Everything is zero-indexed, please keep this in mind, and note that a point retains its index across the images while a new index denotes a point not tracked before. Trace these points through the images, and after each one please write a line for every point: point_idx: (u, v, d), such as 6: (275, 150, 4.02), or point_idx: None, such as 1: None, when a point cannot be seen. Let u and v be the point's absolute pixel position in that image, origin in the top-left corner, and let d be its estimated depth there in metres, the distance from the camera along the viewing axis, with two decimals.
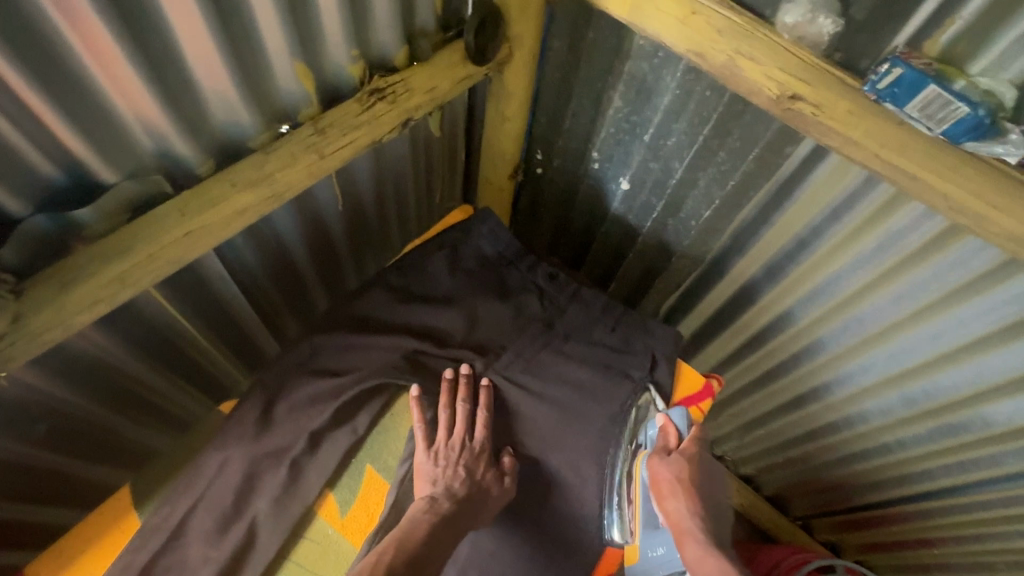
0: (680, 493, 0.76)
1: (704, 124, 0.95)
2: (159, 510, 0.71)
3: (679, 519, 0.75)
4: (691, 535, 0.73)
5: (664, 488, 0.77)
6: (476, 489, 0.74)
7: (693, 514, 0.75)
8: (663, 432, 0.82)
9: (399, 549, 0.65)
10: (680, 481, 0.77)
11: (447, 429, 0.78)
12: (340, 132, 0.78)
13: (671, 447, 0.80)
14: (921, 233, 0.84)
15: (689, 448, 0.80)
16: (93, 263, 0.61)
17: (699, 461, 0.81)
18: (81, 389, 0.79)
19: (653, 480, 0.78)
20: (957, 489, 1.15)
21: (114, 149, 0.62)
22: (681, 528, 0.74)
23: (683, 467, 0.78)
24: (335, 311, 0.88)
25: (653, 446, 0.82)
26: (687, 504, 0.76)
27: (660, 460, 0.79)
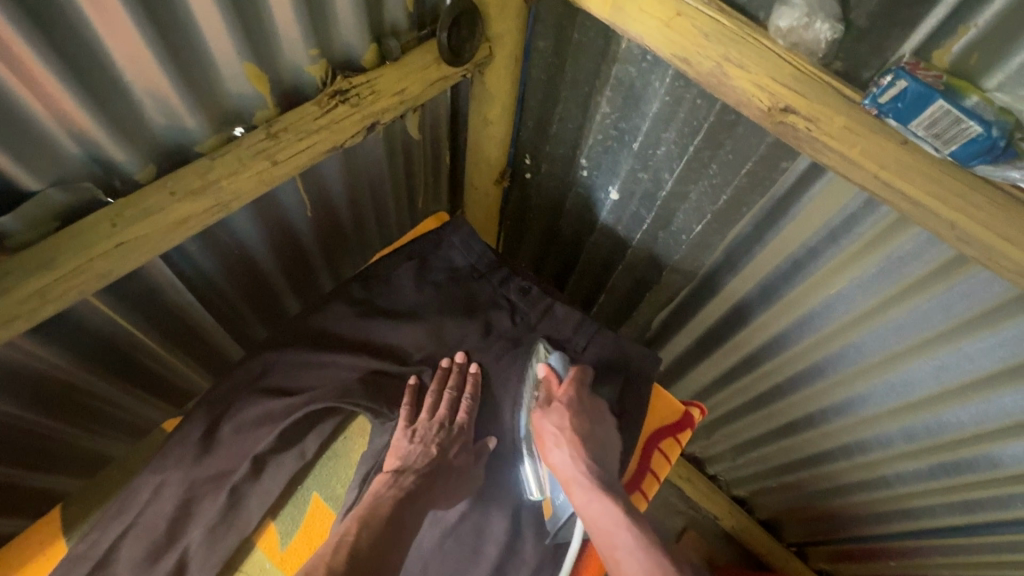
0: (562, 445, 0.75)
1: (695, 134, 0.88)
2: (87, 536, 0.67)
3: (563, 468, 0.74)
4: (575, 481, 0.73)
5: (546, 440, 0.77)
6: (446, 471, 0.74)
7: (577, 458, 0.74)
8: (544, 381, 0.80)
9: (363, 528, 0.65)
10: (559, 430, 0.76)
11: (429, 411, 0.78)
12: (295, 136, 0.73)
13: (552, 397, 0.79)
14: (924, 262, 0.77)
15: (568, 394, 0.78)
16: (11, 277, 0.57)
17: (582, 403, 0.78)
18: (21, 399, 0.76)
19: (538, 435, 0.78)
20: (960, 529, 1.08)
21: (34, 154, 0.57)
22: (566, 475, 0.74)
23: (563, 416, 0.76)
24: (291, 324, 0.83)
25: (538, 398, 0.80)
26: (570, 453, 0.74)
27: (542, 413, 0.78)
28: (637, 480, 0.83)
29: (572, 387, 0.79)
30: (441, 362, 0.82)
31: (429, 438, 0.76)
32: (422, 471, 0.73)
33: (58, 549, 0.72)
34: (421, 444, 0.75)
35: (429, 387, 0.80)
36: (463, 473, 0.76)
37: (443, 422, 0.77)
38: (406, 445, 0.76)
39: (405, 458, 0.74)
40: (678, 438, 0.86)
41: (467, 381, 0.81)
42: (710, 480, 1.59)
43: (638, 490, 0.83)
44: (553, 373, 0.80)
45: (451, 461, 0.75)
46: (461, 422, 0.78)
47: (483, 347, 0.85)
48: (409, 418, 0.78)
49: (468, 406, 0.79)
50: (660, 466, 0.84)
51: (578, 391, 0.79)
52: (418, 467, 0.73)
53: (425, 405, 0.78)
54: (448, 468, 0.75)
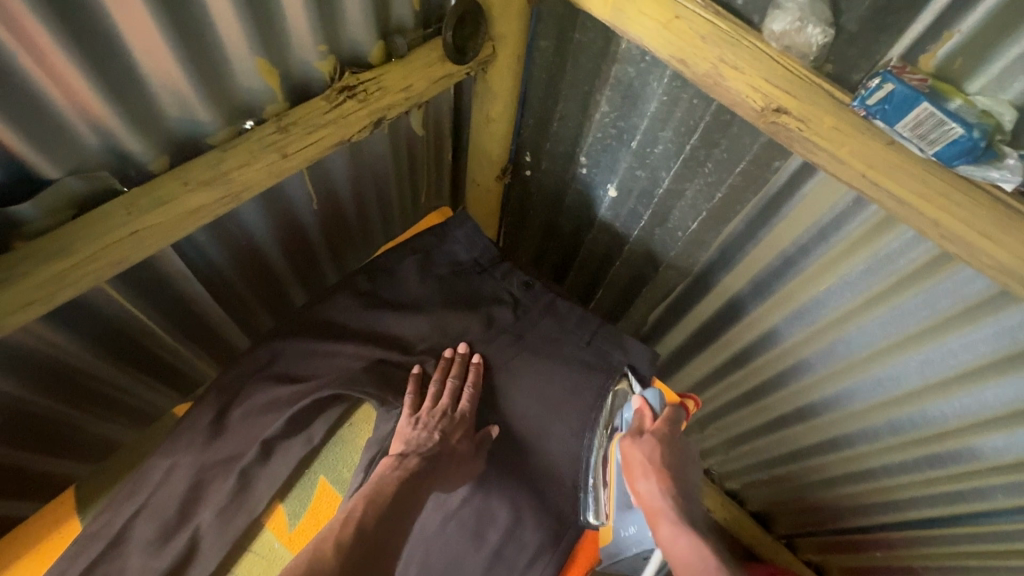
0: (653, 478, 0.74)
1: (691, 133, 0.91)
2: (99, 517, 0.68)
3: (650, 501, 0.73)
4: (662, 515, 0.72)
5: (634, 471, 0.75)
6: (448, 456, 0.76)
7: (666, 496, 0.73)
8: (637, 413, 0.80)
9: (369, 504, 0.66)
10: (652, 463, 0.75)
11: (433, 399, 0.80)
12: (304, 130, 0.75)
13: (644, 428, 0.79)
14: (909, 259, 0.80)
15: (662, 429, 0.78)
16: (28, 262, 0.58)
17: (673, 439, 0.78)
18: (33, 383, 0.77)
19: (625, 463, 0.77)
20: (943, 520, 1.11)
21: (53, 142, 0.59)
22: (652, 509, 0.73)
23: (657, 449, 0.76)
24: (298, 314, 0.85)
25: (628, 427, 0.80)
26: (658, 486, 0.74)
27: (633, 441, 0.77)
28: None
29: (667, 424, 0.78)
30: (445, 353, 0.84)
31: (437, 425, 0.78)
32: (429, 454, 0.74)
33: (72, 527, 0.74)
34: (425, 430, 0.77)
35: (432, 376, 0.82)
36: (467, 458, 0.78)
37: (445, 410, 0.79)
38: (411, 432, 0.77)
39: (412, 442, 0.76)
40: None
41: (469, 371, 0.84)
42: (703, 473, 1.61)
43: None
44: (648, 406, 0.80)
45: (453, 447, 0.76)
46: (462, 410, 0.80)
47: (485, 338, 0.88)
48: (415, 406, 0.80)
49: (470, 395, 0.81)
50: None
51: (672, 428, 0.79)
52: (425, 450, 0.74)
53: (429, 393, 0.81)
54: (451, 453, 0.76)
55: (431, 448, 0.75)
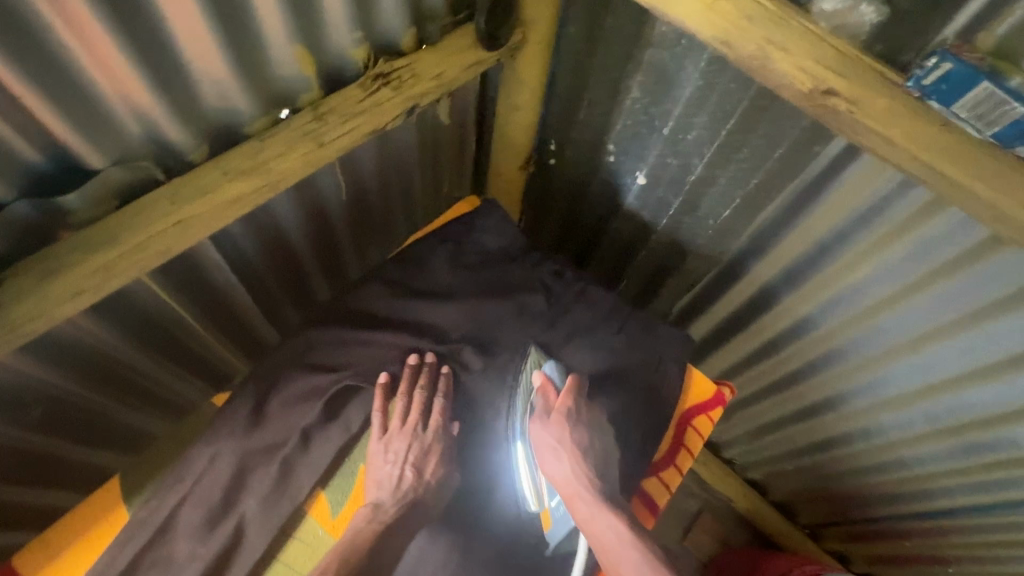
0: (562, 458, 0.73)
1: (727, 119, 0.89)
2: (146, 504, 0.69)
3: (565, 482, 0.73)
4: (579, 496, 0.72)
5: (546, 454, 0.75)
6: (423, 492, 0.72)
7: (578, 475, 0.72)
8: (540, 392, 0.79)
9: (343, 561, 0.65)
10: (560, 445, 0.74)
11: (401, 417, 0.76)
12: (340, 119, 0.74)
13: (551, 408, 0.77)
14: (955, 244, 0.78)
15: (568, 405, 0.76)
16: (76, 253, 0.58)
17: (581, 413, 0.77)
18: (75, 375, 0.78)
19: (537, 448, 0.76)
20: (976, 509, 1.10)
21: (98, 133, 0.58)
22: (568, 489, 0.72)
23: (563, 429, 0.75)
24: (331, 304, 0.85)
25: (535, 409, 0.78)
26: (571, 466, 0.73)
27: (541, 426, 0.76)
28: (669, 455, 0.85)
29: (572, 397, 0.77)
30: (407, 362, 0.79)
31: (406, 450, 0.73)
32: (402, 497, 0.71)
33: (120, 516, 0.72)
34: (395, 463, 0.73)
35: (398, 389, 0.77)
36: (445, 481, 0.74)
37: (415, 430, 0.75)
38: (382, 468, 0.73)
39: (383, 483, 0.72)
40: (711, 415, 0.87)
41: (439, 382, 0.79)
42: (725, 464, 1.61)
43: (671, 465, 0.85)
44: (549, 383, 0.79)
45: (427, 480, 0.72)
46: (434, 426, 0.76)
47: (518, 325, 0.86)
48: (382, 427, 0.75)
49: (440, 409, 0.77)
50: (693, 442, 0.86)
51: (577, 402, 0.77)
52: (397, 492, 0.71)
53: (397, 411, 0.76)
54: (426, 488, 0.72)
55: (405, 485, 0.71)
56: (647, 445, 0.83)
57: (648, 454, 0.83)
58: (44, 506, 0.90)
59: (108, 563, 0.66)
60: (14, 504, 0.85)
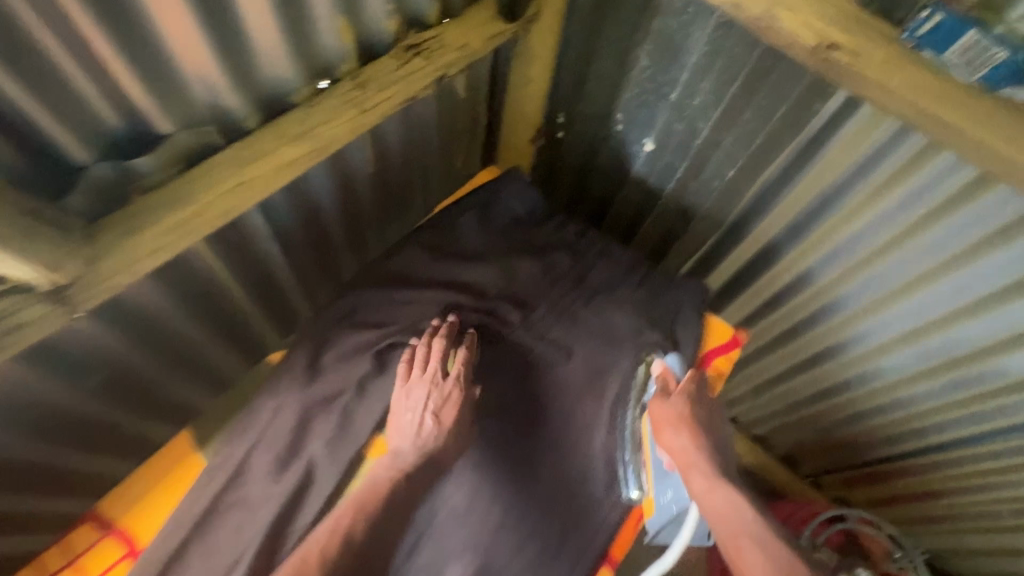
0: (683, 429, 0.78)
1: (732, 82, 0.95)
2: (220, 452, 0.74)
3: (684, 453, 0.76)
4: (695, 466, 0.75)
5: (664, 427, 0.79)
6: (444, 439, 0.74)
7: (698, 448, 0.76)
8: (661, 378, 0.84)
9: (360, 511, 0.66)
10: (682, 418, 0.79)
11: (421, 365, 0.78)
12: (379, 87, 0.79)
13: (670, 391, 0.83)
14: (946, 187, 0.86)
15: (690, 388, 0.82)
16: (156, 211, 0.63)
17: (701, 398, 0.82)
18: (134, 342, 0.81)
19: (655, 420, 0.80)
20: (966, 441, 1.19)
21: (168, 99, 0.63)
22: (685, 459, 0.76)
23: (682, 406, 0.80)
24: (372, 267, 0.91)
25: (654, 391, 0.84)
26: (692, 440, 0.77)
27: (662, 401, 0.81)
28: None
29: (692, 382, 0.82)
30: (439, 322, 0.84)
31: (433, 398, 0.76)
32: (422, 441, 0.73)
33: (192, 464, 0.78)
34: (416, 411, 0.75)
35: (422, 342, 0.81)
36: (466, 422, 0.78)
37: (434, 380, 0.77)
38: (402, 416, 0.75)
39: (404, 430, 0.74)
40: (726, 358, 0.93)
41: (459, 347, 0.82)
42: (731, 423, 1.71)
43: None
44: (670, 371, 0.85)
45: (446, 425, 0.75)
46: (454, 376, 0.79)
47: (548, 282, 0.93)
48: (406, 373, 0.78)
49: (462, 359, 0.80)
50: (714, 381, 0.93)
51: (698, 387, 0.83)
52: (422, 436, 0.74)
53: (417, 360, 0.79)
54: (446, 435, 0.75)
55: (425, 432, 0.73)
56: None
57: None
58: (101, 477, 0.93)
59: (191, 504, 0.71)
60: (75, 473, 0.87)
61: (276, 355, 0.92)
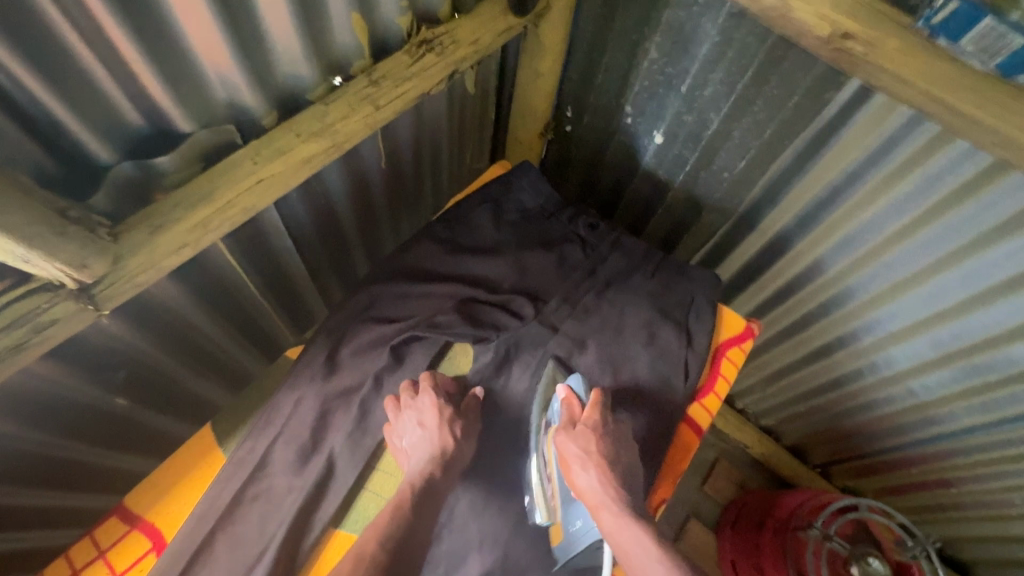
0: (589, 468, 0.74)
1: (743, 72, 0.95)
2: (243, 445, 0.75)
3: (591, 494, 0.73)
4: (604, 507, 0.71)
5: (572, 466, 0.75)
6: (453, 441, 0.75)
7: (606, 485, 0.73)
8: (565, 404, 0.80)
9: (386, 537, 0.65)
10: (584, 454, 0.74)
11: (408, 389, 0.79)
12: (393, 83, 0.79)
13: (576, 420, 0.78)
14: (959, 174, 0.86)
15: (593, 417, 0.77)
16: (178, 209, 0.63)
17: (607, 427, 0.78)
18: (157, 339, 0.82)
19: (562, 457, 0.76)
20: (976, 429, 1.19)
21: (188, 97, 0.63)
22: (594, 501, 0.72)
23: (589, 439, 0.75)
24: (388, 261, 0.91)
25: (560, 420, 0.79)
26: (598, 477, 0.73)
27: (566, 436, 0.76)
28: (710, 383, 0.91)
29: (598, 411, 0.78)
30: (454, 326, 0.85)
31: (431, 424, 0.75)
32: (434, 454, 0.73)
33: (217, 458, 0.79)
34: (416, 427, 0.75)
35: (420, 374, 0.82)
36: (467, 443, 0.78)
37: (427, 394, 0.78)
38: (405, 440, 0.75)
39: (411, 450, 0.74)
40: (741, 347, 0.94)
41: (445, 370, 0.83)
42: (740, 413, 1.72)
43: (711, 392, 0.91)
44: (574, 396, 0.80)
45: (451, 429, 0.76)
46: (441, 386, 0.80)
47: (562, 274, 0.94)
48: (395, 404, 0.78)
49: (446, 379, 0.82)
50: (729, 370, 0.92)
51: (603, 415, 0.78)
52: (421, 465, 0.72)
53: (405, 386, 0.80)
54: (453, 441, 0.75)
55: (432, 441, 0.74)
56: (692, 376, 0.88)
57: (693, 381, 0.88)
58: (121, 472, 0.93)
59: (215, 497, 0.72)
60: (96, 468, 0.88)
61: (294, 350, 0.92)
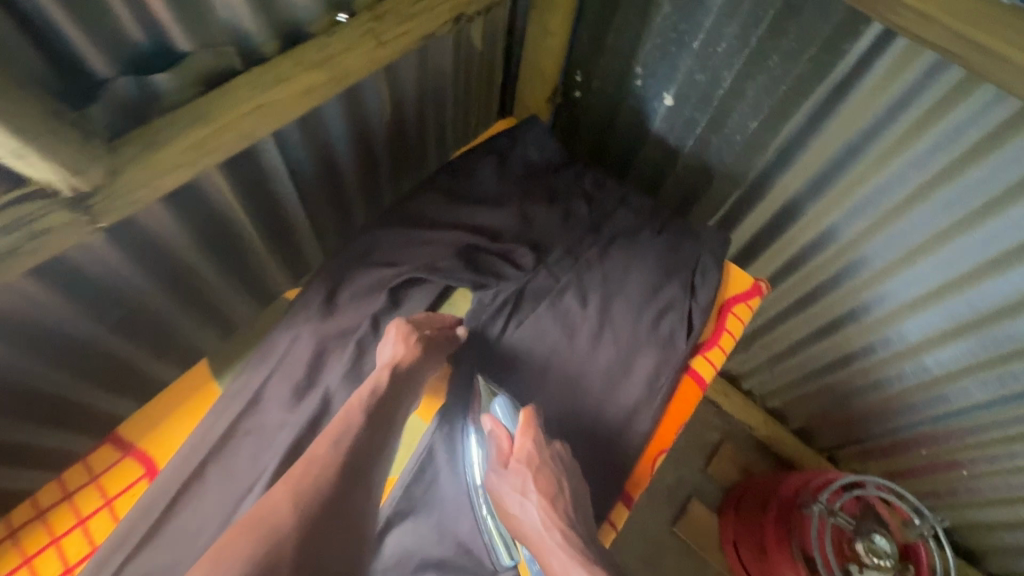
0: (529, 508, 0.69)
1: (759, 25, 0.93)
2: (237, 380, 0.74)
3: (537, 537, 0.67)
4: (550, 552, 0.65)
5: (511, 508, 0.71)
6: (409, 348, 0.73)
7: (550, 526, 0.67)
8: (495, 439, 0.75)
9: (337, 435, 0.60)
10: (522, 491, 0.70)
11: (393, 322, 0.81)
12: (397, 21, 0.77)
13: (507, 456, 0.73)
14: (981, 126, 0.83)
15: (522, 449, 0.72)
16: (176, 128, 0.62)
17: (542, 456, 0.72)
18: (148, 271, 0.81)
19: (498, 500, 0.72)
20: (989, 406, 1.16)
21: (190, 15, 0.62)
22: (539, 544, 0.66)
23: (522, 475, 0.71)
24: (389, 209, 0.90)
25: (491, 458, 0.75)
26: (540, 518, 0.68)
27: (498, 476, 0.73)
28: (713, 338, 0.89)
29: (528, 440, 0.73)
30: (452, 270, 0.84)
31: (393, 338, 0.74)
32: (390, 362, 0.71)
33: (211, 392, 0.79)
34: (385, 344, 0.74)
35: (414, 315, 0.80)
36: (430, 365, 0.75)
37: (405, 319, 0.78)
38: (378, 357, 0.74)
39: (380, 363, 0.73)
40: (748, 304, 0.91)
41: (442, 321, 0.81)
42: (746, 395, 1.69)
43: (716, 346, 0.89)
44: (502, 428, 0.75)
45: (411, 340, 0.74)
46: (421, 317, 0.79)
47: (566, 228, 0.92)
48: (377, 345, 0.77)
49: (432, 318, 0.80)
50: (734, 326, 0.90)
51: (536, 440, 0.73)
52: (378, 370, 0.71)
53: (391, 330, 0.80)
54: (410, 355, 0.72)
55: (391, 351, 0.73)
56: (694, 330, 0.86)
57: (696, 334, 0.86)
58: (105, 413, 0.93)
59: (207, 430, 0.71)
60: (80, 404, 0.88)
61: (293, 292, 0.91)
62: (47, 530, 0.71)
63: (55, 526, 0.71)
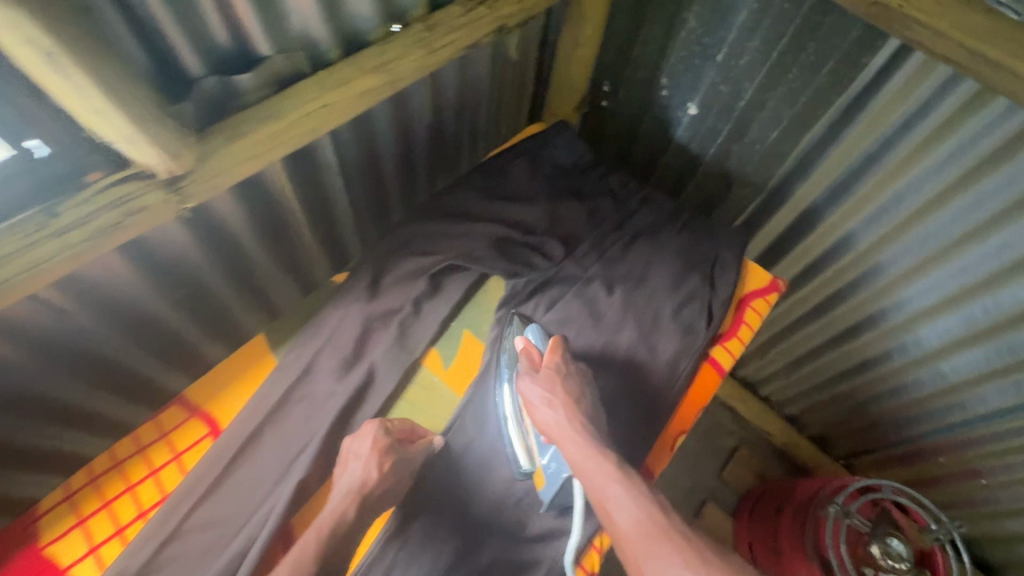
0: (553, 406, 0.75)
1: (780, 40, 0.98)
2: (291, 352, 0.85)
3: (557, 429, 0.74)
4: (569, 440, 0.72)
5: (536, 407, 0.77)
6: (376, 481, 0.75)
7: (572, 419, 0.74)
8: (526, 354, 0.83)
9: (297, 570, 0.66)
10: (549, 392, 0.77)
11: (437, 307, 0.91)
12: (447, 30, 0.85)
13: (537, 367, 0.81)
14: (995, 137, 0.87)
15: (552, 361, 0.81)
16: (254, 123, 0.70)
17: (568, 371, 0.81)
18: (212, 255, 0.89)
19: (525, 401, 0.79)
20: (1007, 414, 1.17)
21: (269, 23, 0.71)
22: (559, 433, 0.73)
23: (550, 379, 0.78)
24: (429, 203, 0.97)
25: (521, 368, 0.82)
26: (564, 413, 0.75)
27: (528, 379, 0.79)
28: (732, 331, 0.94)
29: (557, 356, 0.82)
30: (487, 259, 0.91)
31: (364, 457, 0.76)
32: (359, 491, 0.74)
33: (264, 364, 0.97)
34: (357, 460, 0.76)
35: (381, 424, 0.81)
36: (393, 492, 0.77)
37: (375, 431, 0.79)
38: (347, 468, 0.77)
39: (349, 478, 0.75)
40: (766, 300, 0.96)
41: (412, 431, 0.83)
42: (763, 401, 1.72)
43: (734, 338, 0.93)
44: (534, 346, 0.84)
45: (381, 469, 0.76)
46: (393, 427, 0.81)
47: (593, 225, 0.98)
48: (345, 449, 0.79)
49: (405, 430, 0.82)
50: (752, 320, 0.95)
51: (562, 358, 0.82)
52: (346, 496, 0.74)
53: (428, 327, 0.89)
54: (378, 487, 0.75)
55: (362, 476, 0.75)
56: (714, 321, 0.91)
57: (716, 325, 0.91)
58: (164, 390, 0.99)
59: (266, 394, 0.82)
60: (143, 379, 0.94)
61: (341, 276, 1.01)
62: (134, 469, 0.90)
63: (140, 466, 0.91)
